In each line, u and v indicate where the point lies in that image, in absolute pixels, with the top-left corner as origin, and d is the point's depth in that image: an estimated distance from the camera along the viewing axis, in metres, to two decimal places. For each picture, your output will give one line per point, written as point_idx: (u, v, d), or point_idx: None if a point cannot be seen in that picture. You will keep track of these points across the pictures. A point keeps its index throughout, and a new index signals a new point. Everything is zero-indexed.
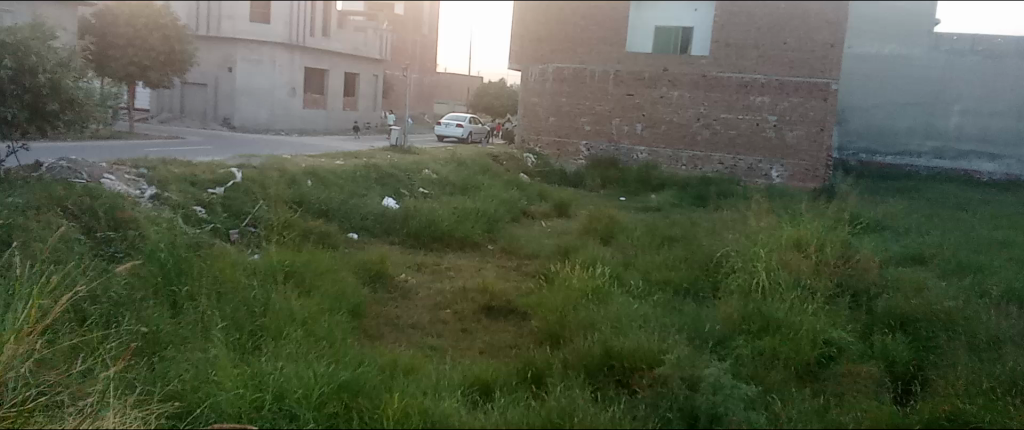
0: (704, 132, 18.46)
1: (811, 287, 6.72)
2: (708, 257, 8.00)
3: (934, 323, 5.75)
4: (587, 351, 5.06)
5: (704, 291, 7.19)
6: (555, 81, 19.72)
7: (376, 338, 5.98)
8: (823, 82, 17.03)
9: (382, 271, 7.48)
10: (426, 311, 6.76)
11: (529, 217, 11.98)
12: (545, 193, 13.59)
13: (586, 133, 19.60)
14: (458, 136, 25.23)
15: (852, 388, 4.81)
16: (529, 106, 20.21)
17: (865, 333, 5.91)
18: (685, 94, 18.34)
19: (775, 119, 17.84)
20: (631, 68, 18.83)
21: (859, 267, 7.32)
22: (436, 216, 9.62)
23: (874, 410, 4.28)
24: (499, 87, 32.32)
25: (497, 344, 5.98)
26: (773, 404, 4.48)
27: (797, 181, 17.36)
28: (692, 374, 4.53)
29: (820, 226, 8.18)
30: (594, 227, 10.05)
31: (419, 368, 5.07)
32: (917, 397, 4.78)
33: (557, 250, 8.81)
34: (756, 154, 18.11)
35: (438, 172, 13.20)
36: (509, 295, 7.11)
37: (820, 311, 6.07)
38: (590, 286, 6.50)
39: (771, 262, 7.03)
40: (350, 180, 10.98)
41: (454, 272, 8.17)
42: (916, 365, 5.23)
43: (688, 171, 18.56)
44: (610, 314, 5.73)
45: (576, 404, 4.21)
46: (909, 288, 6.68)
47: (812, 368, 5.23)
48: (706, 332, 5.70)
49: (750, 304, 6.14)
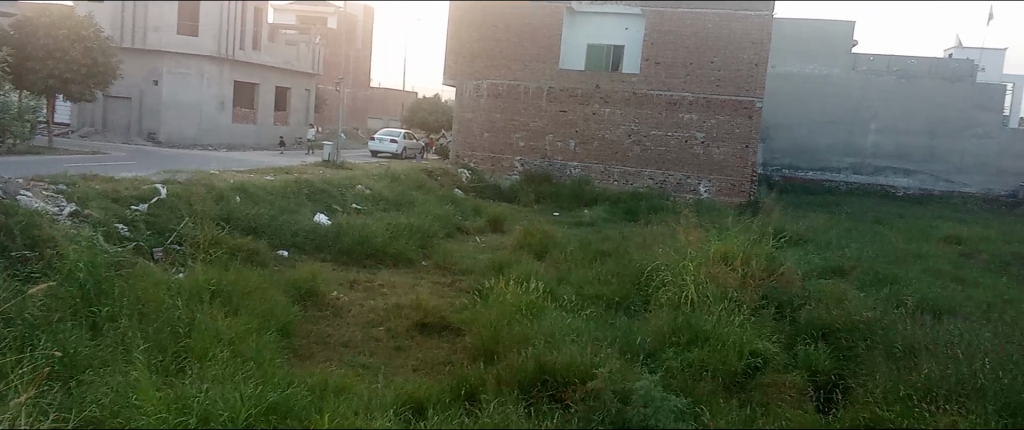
0: (635, 148, 18.72)
1: (738, 299, 6.90)
2: (640, 270, 8.10)
3: (853, 334, 5.97)
4: (520, 365, 5.06)
5: (636, 305, 7.29)
6: (490, 97, 19.56)
7: (306, 357, 5.87)
8: (748, 100, 17.79)
9: (313, 289, 7.34)
10: (358, 329, 6.67)
11: (464, 232, 11.96)
12: (480, 208, 13.60)
13: (520, 149, 19.49)
14: (392, 151, 25.07)
15: (776, 398, 4.95)
16: (463, 122, 19.95)
17: (789, 344, 6.11)
18: (617, 111, 18.65)
19: (702, 136, 18.18)
20: (564, 85, 18.90)
21: (783, 280, 7.58)
22: (370, 233, 9.54)
23: (797, 418, 4.42)
24: (434, 102, 32.28)
25: (430, 361, 5.94)
26: (702, 415, 4.58)
27: (723, 196, 18.34)
28: (624, 387, 4.60)
29: (745, 240, 8.40)
30: (528, 242, 10.09)
31: (351, 386, 5.00)
32: (838, 404, 4.94)
33: (490, 266, 8.83)
34: (684, 169, 18.43)
35: (372, 188, 13.08)
36: (443, 311, 7.06)
37: (747, 323, 6.22)
38: (525, 301, 6.53)
39: (699, 275, 7.19)
40: (281, 196, 10.79)
41: (387, 289, 8.10)
42: (837, 374, 5.41)
43: (621, 186, 18.88)
44: (544, 329, 5.76)
45: (510, 420, 4.21)
46: (830, 300, 6.94)
47: (738, 379, 5.38)
48: (637, 345, 5.81)
49: (680, 316, 6.25)
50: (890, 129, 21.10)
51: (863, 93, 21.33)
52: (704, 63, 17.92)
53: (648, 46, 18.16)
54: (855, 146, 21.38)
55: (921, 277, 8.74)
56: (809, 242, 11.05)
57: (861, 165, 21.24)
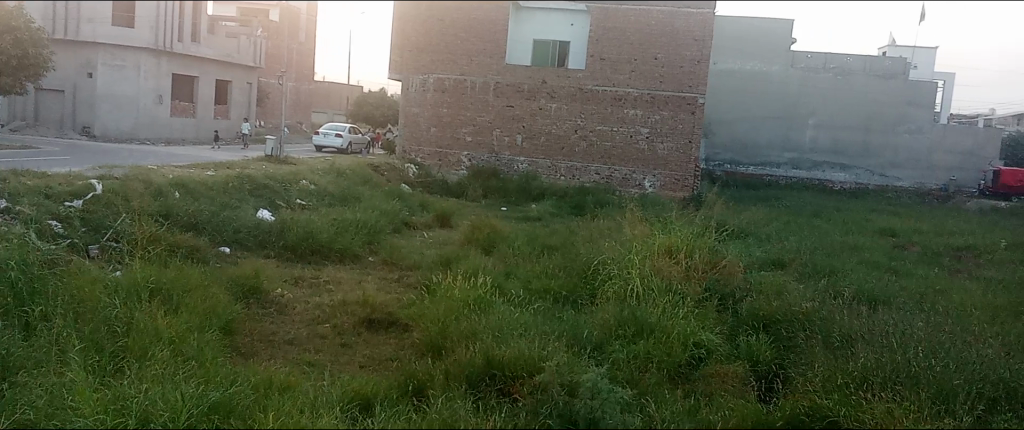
0: (581, 143, 18.84)
1: (681, 291, 7.02)
2: (587, 264, 8.16)
3: (793, 324, 6.14)
4: (467, 361, 5.06)
5: (583, 299, 7.36)
6: (436, 92, 19.47)
7: (250, 356, 5.76)
8: (691, 96, 18.04)
9: (257, 287, 7.21)
10: (303, 326, 6.58)
11: (410, 228, 11.88)
12: (426, 203, 13.53)
13: (467, 144, 19.44)
14: (337, 146, 24.77)
15: (719, 388, 5.06)
16: (409, 117, 19.81)
17: (731, 335, 6.26)
18: (563, 107, 18.75)
19: (647, 131, 18.40)
20: (510, 80, 18.91)
21: (725, 272, 7.75)
22: (315, 228, 9.41)
23: (739, 408, 4.53)
24: (379, 96, 31.98)
25: (377, 358, 5.89)
26: (647, 407, 4.65)
27: (668, 191, 18.61)
28: (572, 380, 4.64)
29: (689, 233, 8.53)
30: (475, 237, 10.07)
31: (295, 384, 4.94)
32: (778, 393, 5.06)
33: (438, 261, 8.80)
34: (630, 165, 18.63)
35: (317, 183, 12.88)
36: (389, 307, 7.00)
37: (690, 315, 6.35)
38: (472, 296, 6.53)
39: (644, 268, 7.28)
40: (222, 192, 10.57)
41: (334, 285, 8.01)
42: (777, 364, 5.54)
43: (567, 181, 19.00)
44: (491, 323, 5.77)
45: (459, 415, 4.20)
46: (770, 291, 7.11)
47: (682, 370, 5.49)
48: (584, 338, 5.86)
49: (626, 309, 6.33)
50: (827, 124, 21.63)
51: (801, 89, 21.71)
52: (649, 60, 18.12)
53: (594, 42, 18.37)
54: (794, 141, 21.83)
55: (857, 269, 9.00)
56: (751, 235, 11.28)
57: (800, 160, 21.78)
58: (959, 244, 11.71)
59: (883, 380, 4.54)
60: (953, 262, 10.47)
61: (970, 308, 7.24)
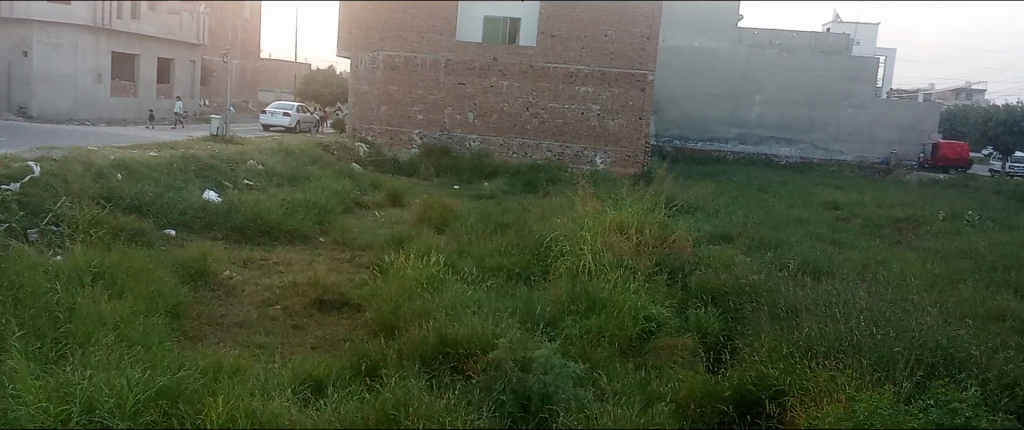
0: (533, 120, 18.88)
1: (632, 266, 7.14)
2: (539, 241, 8.20)
3: (740, 296, 6.29)
4: (421, 340, 5.05)
5: (536, 275, 7.39)
6: (386, 69, 19.26)
7: (199, 339, 5.66)
8: (641, 73, 18.09)
9: (204, 268, 7.08)
10: (253, 308, 6.49)
11: (362, 207, 11.76)
12: (377, 183, 13.41)
13: (419, 122, 19.29)
14: (285, 125, 24.36)
15: (669, 361, 5.16)
16: (359, 95, 19.58)
17: (681, 308, 6.38)
18: (515, 84, 18.74)
19: (598, 108, 18.56)
20: (461, 58, 18.78)
21: (675, 247, 7.85)
22: (264, 209, 9.28)
23: (689, 379, 4.62)
24: (328, 74, 31.60)
25: (330, 338, 5.85)
26: (599, 380, 4.72)
27: (619, 168, 18.76)
28: (525, 356, 4.67)
29: (639, 209, 8.64)
30: (428, 216, 10.03)
31: (246, 367, 4.87)
32: (727, 364, 5.16)
33: (389, 240, 8.77)
34: (581, 141, 18.77)
35: (265, 163, 12.65)
36: (341, 287, 6.95)
37: (640, 290, 6.46)
38: (425, 275, 6.52)
39: (595, 244, 7.35)
40: (166, 173, 10.31)
41: (284, 266, 7.92)
42: (725, 335, 5.64)
43: (519, 158, 19.06)
44: (444, 302, 5.78)
45: (412, 393, 4.16)
46: (719, 264, 7.26)
47: (633, 344, 5.58)
48: (537, 314, 5.91)
49: (578, 285, 6.40)
50: None
51: None
52: (599, 37, 18.19)
53: (544, 19, 18.20)
54: None
55: (802, 241, 9.24)
56: (699, 210, 11.45)
57: None
58: (899, 216, 12.07)
59: (827, 349, 4.64)
60: (893, 233, 10.79)
61: (909, 277, 7.50)
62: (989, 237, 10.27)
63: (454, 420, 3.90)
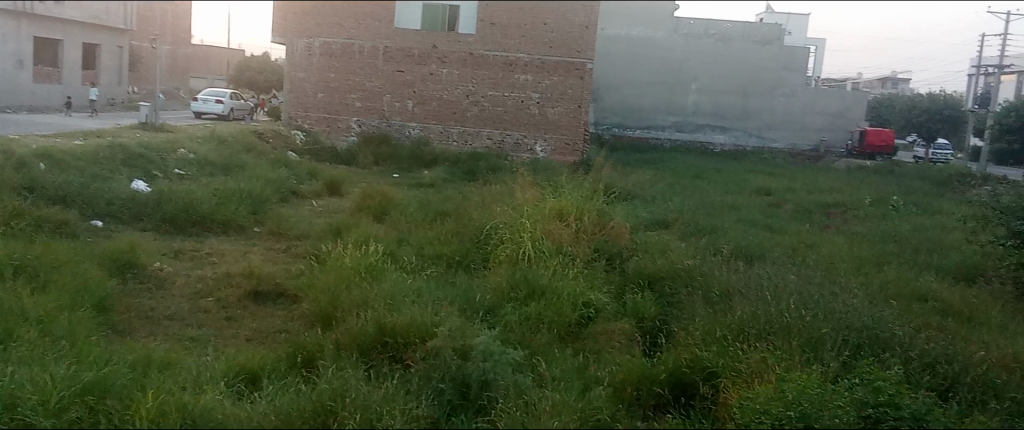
0: (473, 108, 18.83)
1: (571, 252, 7.21)
2: (479, 228, 8.20)
3: (676, 281, 6.41)
4: (359, 330, 4.99)
5: (476, 263, 7.39)
6: (323, 56, 18.86)
7: (127, 333, 5.49)
8: (579, 62, 18.34)
9: (133, 261, 6.86)
10: (184, 301, 6.32)
11: (298, 196, 11.55)
12: (314, 171, 13.19)
13: (357, 110, 19.02)
14: (218, 112, 23.76)
15: (607, 345, 5.23)
16: (296, 82, 19.12)
17: (619, 293, 6.47)
18: (454, 72, 18.63)
19: (538, 96, 18.65)
20: (400, 45, 18.52)
21: (613, 233, 7.94)
22: (195, 200, 9.03)
23: (626, 363, 4.68)
24: (262, 61, 30.91)
25: (265, 330, 5.73)
26: (538, 366, 4.74)
27: (559, 155, 18.99)
28: (464, 344, 4.67)
29: (579, 196, 8.70)
30: (367, 205, 9.90)
31: (177, 361, 4.75)
32: (662, 347, 5.24)
33: (326, 231, 8.65)
34: (521, 129, 18.86)
35: (196, 152, 12.30)
36: (277, 278, 6.82)
37: (579, 276, 6.53)
38: (364, 263, 6.44)
39: (535, 231, 7.38)
40: (91, 162, 9.94)
41: (217, 257, 7.73)
42: (661, 319, 5.73)
43: (459, 147, 19.02)
44: (383, 291, 5.73)
45: (349, 384, 4.11)
46: (655, 250, 7.39)
47: (572, 329, 5.63)
48: (477, 302, 5.92)
49: (518, 272, 6.44)
50: None
51: None
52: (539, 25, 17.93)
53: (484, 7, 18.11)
54: None
55: (736, 227, 9.45)
56: (636, 198, 11.56)
57: None
58: (828, 201, 12.44)
59: (759, 331, 4.76)
60: (822, 218, 11.10)
61: (837, 261, 7.74)
62: (912, 221, 10.67)
63: (393, 410, 3.87)
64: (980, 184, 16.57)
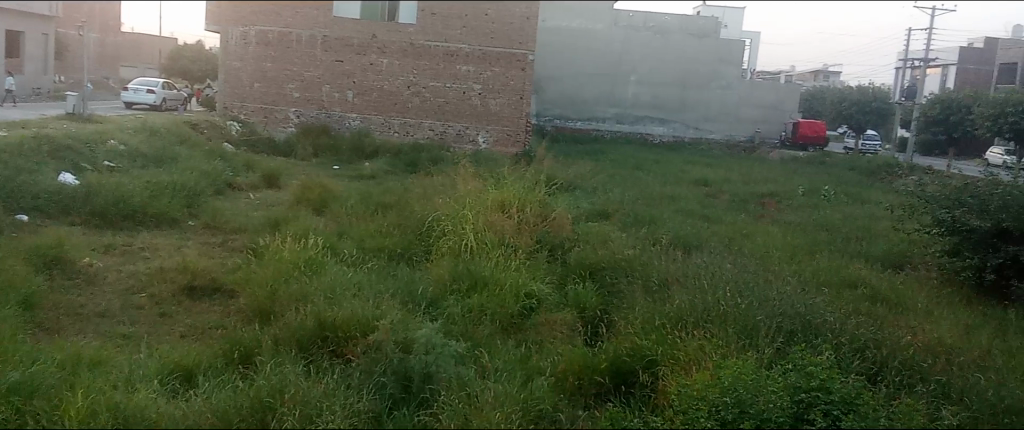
0: (414, 99, 18.70)
1: (513, 244, 7.23)
2: (421, 220, 8.15)
3: (617, 271, 6.49)
4: (299, 324, 4.91)
5: (418, 256, 7.35)
6: (260, 45, 18.41)
7: (54, 331, 5.30)
8: (521, 53, 18.32)
9: (61, 256, 6.61)
10: (115, 297, 6.13)
11: (234, 189, 11.30)
12: (251, 163, 12.92)
13: (295, 100, 18.62)
14: (150, 103, 23.07)
15: (549, 336, 5.26)
16: (230, 71, 18.62)
17: (561, 283, 6.52)
18: (395, 62, 18.46)
19: (479, 87, 18.63)
20: (339, 34, 18.28)
21: (555, 224, 7.98)
22: (126, 192, 8.75)
23: (567, 353, 4.72)
24: (196, 50, 30.08)
25: (201, 326, 5.60)
26: (480, 358, 4.75)
27: (500, 147, 19.05)
28: (406, 337, 4.64)
29: (520, 188, 8.70)
30: (306, 197, 9.74)
31: (108, 359, 4.61)
32: (603, 337, 5.29)
33: (264, 224, 8.49)
34: (462, 120, 18.83)
35: (127, 143, 11.92)
36: (213, 272, 6.65)
37: (522, 267, 6.55)
38: (303, 257, 6.34)
39: (477, 223, 7.38)
40: (14, 154, 9.52)
41: (150, 252, 7.51)
42: (601, 309, 5.79)
43: (400, 138, 18.87)
44: (323, 285, 5.66)
45: (288, 380, 4.03)
46: (596, 240, 7.46)
47: (514, 320, 5.65)
48: (418, 295, 5.89)
49: (460, 264, 6.43)
50: None
51: None
52: (479, 17, 18.03)
53: None
54: None
55: (674, 217, 9.61)
56: (578, 189, 11.64)
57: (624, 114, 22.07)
58: (763, 192, 12.74)
59: (696, 319, 4.86)
60: (757, 208, 11.37)
61: (772, 249, 7.96)
62: (843, 210, 11.01)
63: (333, 405, 3.82)
64: (905, 174, 17.22)
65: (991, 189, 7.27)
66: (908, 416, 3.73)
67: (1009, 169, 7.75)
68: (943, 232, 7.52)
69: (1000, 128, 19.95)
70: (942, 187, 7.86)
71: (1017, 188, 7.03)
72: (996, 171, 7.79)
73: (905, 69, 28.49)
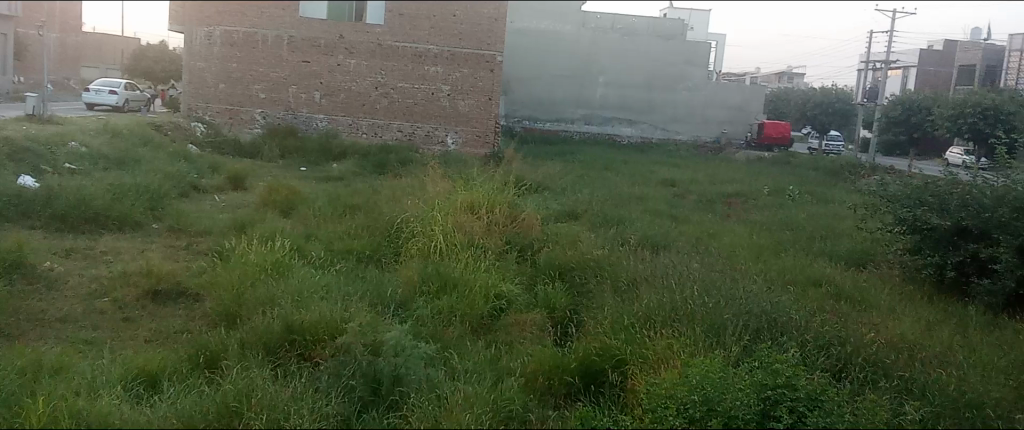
0: (382, 100, 18.60)
1: (483, 246, 7.23)
2: (390, 222, 8.11)
3: (586, 271, 6.51)
4: (266, 328, 4.86)
5: (387, 257, 7.31)
6: (224, 46, 18.12)
7: (13, 337, 5.17)
8: (489, 54, 18.52)
9: (20, 260, 6.46)
10: (77, 302, 6.00)
11: (200, 191, 11.16)
12: (217, 165, 12.77)
13: (260, 101, 18.37)
14: (112, 104, 22.68)
15: (518, 336, 5.27)
16: (194, 72, 18.28)
17: (530, 284, 6.53)
18: (362, 63, 18.36)
19: (448, 88, 18.63)
20: (306, 34, 18.14)
21: (524, 225, 7.97)
22: (88, 195, 8.58)
23: (537, 354, 4.73)
24: (160, 50, 29.65)
25: (166, 330, 5.50)
26: (450, 359, 4.74)
27: (470, 148, 19.05)
28: (374, 339, 4.61)
29: (490, 189, 8.70)
30: (272, 199, 9.64)
31: (70, 365, 4.52)
32: (573, 337, 5.30)
33: (229, 226, 8.39)
34: (431, 121, 18.75)
35: (89, 145, 11.70)
36: (177, 275, 6.55)
37: (491, 268, 6.55)
38: (269, 260, 6.27)
39: (446, 225, 7.36)
40: None
41: (112, 256, 7.37)
42: (571, 309, 5.80)
43: (369, 139, 18.72)
44: (291, 287, 5.61)
45: (256, 384, 3.99)
46: (566, 241, 7.48)
47: (484, 321, 5.65)
48: (388, 296, 5.87)
49: (429, 265, 6.42)
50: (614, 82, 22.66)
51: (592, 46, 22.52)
52: (446, 16, 18.26)
53: None
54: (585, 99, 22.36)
55: (643, 217, 9.68)
56: (547, 190, 11.66)
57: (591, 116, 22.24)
58: (729, 191, 12.89)
59: (663, 318, 4.90)
60: (724, 208, 11.49)
61: (738, 249, 8.04)
62: (807, 210, 11.17)
63: (301, 409, 3.79)
64: (868, 174, 17.56)
65: (951, 188, 7.44)
66: (872, 412, 3.80)
67: (967, 168, 7.94)
68: (905, 231, 7.69)
69: (958, 129, 20.45)
70: (903, 187, 8.02)
71: (975, 186, 7.19)
72: (956, 170, 7.95)
73: (866, 71, 29.02)
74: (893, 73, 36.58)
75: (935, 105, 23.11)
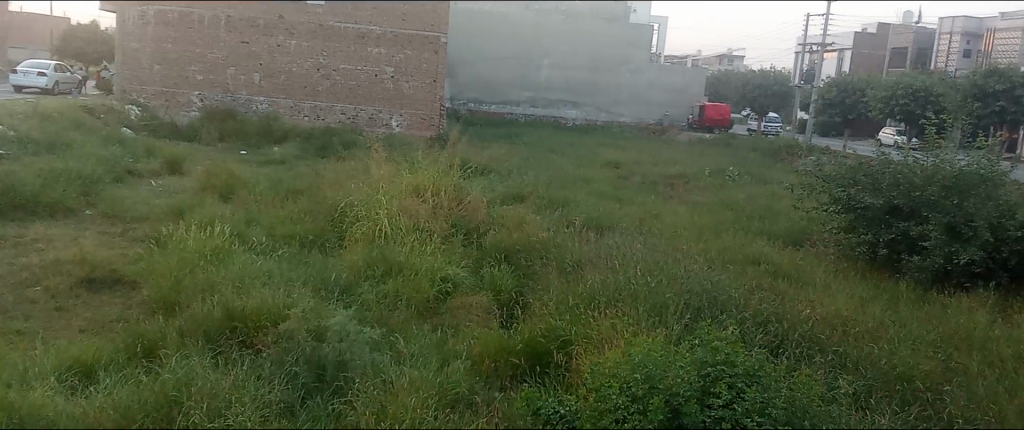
0: (325, 82, 18.37)
1: (428, 229, 7.19)
2: (334, 206, 8.02)
3: (531, 253, 6.55)
4: (206, 315, 4.76)
5: (331, 242, 7.24)
6: (158, 25, 17.37)
7: None
8: (433, 35, 18.50)
9: None
10: (5, 291, 5.78)
11: (136, 176, 10.85)
12: (153, 150, 12.40)
13: (198, 83, 17.80)
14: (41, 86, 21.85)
15: (465, 318, 5.27)
16: (127, 52, 17.51)
17: (476, 267, 6.53)
18: (303, 44, 18.06)
19: (391, 70, 18.66)
20: (243, 14, 17.67)
21: (470, 207, 7.93)
22: (16, 181, 8.23)
23: (483, 336, 4.75)
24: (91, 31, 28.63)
25: (101, 319, 5.36)
26: (396, 344, 4.73)
27: (415, 130, 19.16)
28: (319, 325, 4.57)
29: (435, 172, 8.65)
30: (212, 184, 9.41)
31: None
32: (518, 319, 5.34)
33: (167, 213, 8.17)
34: (375, 104, 18.72)
35: (16, 129, 11.23)
36: (112, 264, 6.37)
37: (437, 252, 6.55)
38: (209, 246, 6.15)
39: (391, 208, 7.31)
40: None
41: (43, 244, 7.12)
42: (517, 291, 5.83)
43: (311, 122, 18.45)
44: (231, 273, 5.53)
45: (195, 372, 3.93)
46: (511, 223, 7.52)
47: (430, 305, 5.63)
48: (332, 281, 5.81)
49: (375, 249, 6.38)
50: None
51: None
52: None
53: None
54: None
55: (587, 198, 9.77)
56: (493, 173, 11.65)
57: None
58: (672, 173, 13.07)
59: (607, 299, 4.95)
60: (666, 189, 11.64)
61: (681, 229, 8.17)
62: (745, 190, 11.42)
63: (242, 397, 3.73)
64: (805, 154, 18.06)
65: (884, 168, 7.66)
66: (806, 387, 3.92)
67: (898, 149, 8.19)
68: (840, 210, 7.91)
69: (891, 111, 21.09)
70: (837, 167, 8.26)
71: (906, 166, 7.43)
72: (887, 150, 8.20)
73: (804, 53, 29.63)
74: (828, 56, 37.42)
75: (869, 88, 23.74)
